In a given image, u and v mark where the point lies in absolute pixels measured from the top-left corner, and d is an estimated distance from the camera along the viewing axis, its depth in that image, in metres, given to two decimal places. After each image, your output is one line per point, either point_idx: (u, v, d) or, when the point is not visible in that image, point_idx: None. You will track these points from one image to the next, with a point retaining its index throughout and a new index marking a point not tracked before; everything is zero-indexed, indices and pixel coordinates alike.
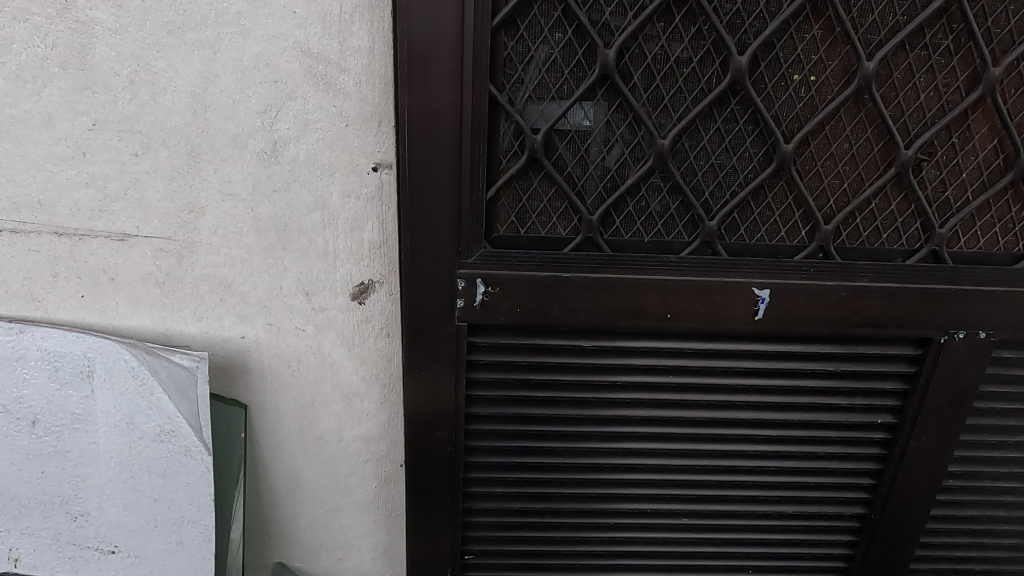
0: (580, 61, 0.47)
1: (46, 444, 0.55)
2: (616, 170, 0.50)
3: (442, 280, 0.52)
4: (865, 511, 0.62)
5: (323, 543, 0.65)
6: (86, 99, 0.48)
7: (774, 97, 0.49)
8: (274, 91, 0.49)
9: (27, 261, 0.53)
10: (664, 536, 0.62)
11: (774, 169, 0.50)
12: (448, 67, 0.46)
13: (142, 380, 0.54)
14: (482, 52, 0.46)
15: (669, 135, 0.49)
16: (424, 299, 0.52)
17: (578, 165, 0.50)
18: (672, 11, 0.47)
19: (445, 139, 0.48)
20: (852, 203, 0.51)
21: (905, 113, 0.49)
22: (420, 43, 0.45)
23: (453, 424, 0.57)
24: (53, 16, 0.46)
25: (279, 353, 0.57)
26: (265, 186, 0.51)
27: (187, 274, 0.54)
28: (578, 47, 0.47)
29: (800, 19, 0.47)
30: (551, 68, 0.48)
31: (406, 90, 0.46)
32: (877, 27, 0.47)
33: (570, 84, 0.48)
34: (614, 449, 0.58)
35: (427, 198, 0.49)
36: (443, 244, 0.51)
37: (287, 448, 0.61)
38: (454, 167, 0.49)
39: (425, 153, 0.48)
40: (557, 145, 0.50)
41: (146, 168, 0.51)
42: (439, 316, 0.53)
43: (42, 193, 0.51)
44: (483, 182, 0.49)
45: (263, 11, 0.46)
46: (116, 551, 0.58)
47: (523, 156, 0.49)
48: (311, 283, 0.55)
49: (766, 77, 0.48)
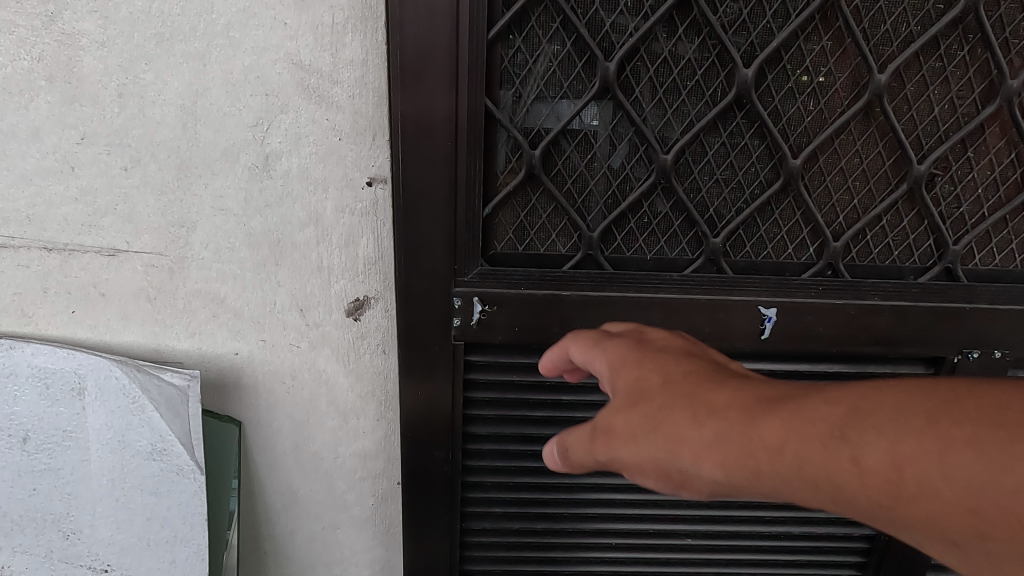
0: (580, 74, 0.46)
1: (38, 461, 0.54)
2: (617, 185, 0.49)
3: (438, 299, 0.50)
4: (873, 531, 0.60)
5: (320, 559, 0.64)
6: (72, 112, 0.47)
7: (782, 110, 0.47)
8: (265, 103, 0.47)
9: (16, 276, 0.52)
10: (666, 555, 0.61)
11: (781, 184, 0.48)
12: (442, 80, 0.44)
13: (133, 398, 0.53)
14: (478, 65, 0.44)
15: (672, 150, 0.47)
16: (420, 318, 0.51)
17: (579, 180, 0.49)
18: (675, 21, 0.45)
19: (440, 155, 0.46)
20: (863, 219, 0.49)
21: (918, 126, 0.47)
22: (414, 57, 0.43)
23: (450, 445, 0.56)
24: (38, 28, 0.45)
25: (273, 369, 0.56)
26: (257, 201, 0.50)
27: (178, 290, 0.53)
28: (578, 60, 0.46)
29: (808, 30, 0.45)
30: (550, 81, 0.46)
31: (399, 104, 0.45)
32: (890, 38, 0.45)
33: (570, 97, 0.47)
34: (616, 468, 0.57)
35: (420, 216, 0.48)
36: (438, 262, 0.49)
37: (282, 464, 0.60)
38: (449, 184, 0.47)
39: (419, 170, 0.46)
40: (556, 160, 0.48)
41: (134, 183, 0.49)
42: (437, 335, 0.51)
43: (31, 208, 0.50)
44: (480, 198, 0.48)
45: (253, 21, 0.45)
46: (109, 570, 0.57)
47: (521, 172, 0.48)
48: (305, 299, 0.53)
49: (773, 89, 0.46)
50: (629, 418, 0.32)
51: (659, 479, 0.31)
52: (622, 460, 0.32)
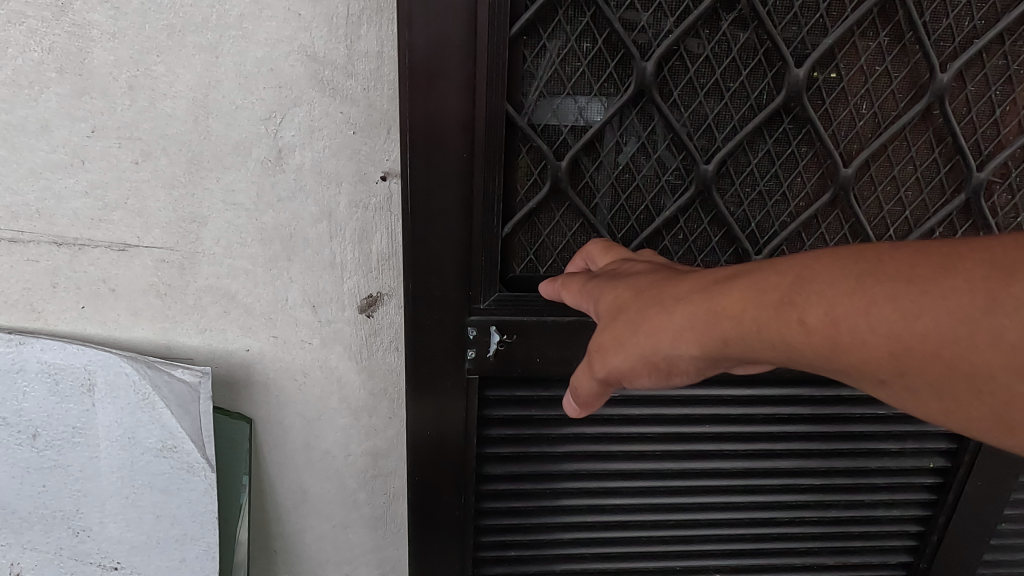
0: (611, 76, 0.45)
1: (47, 457, 0.54)
2: (651, 199, 0.49)
3: (449, 323, 0.50)
4: (911, 559, 0.62)
5: (330, 558, 0.64)
6: (82, 105, 0.46)
7: (832, 113, 0.46)
8: (279, 96, 0.46)
9: (26, 271, 0.51)
10: (680, 557, 0.60)
11: (830, 196, 0.48)
12: (454, 82, 0.43)
13: (143, 395, 0.53)
14: (497, 67, 0.43)
15: (711, 160, 0.47)
16: (429, 342, 0.50)
17: (612, 192, 0.49)
18: (717, 15, 0.44)
19: (453, 166, 0.45)
20: (914, 233, 0.49)
21: (976, 130, 0.47)
22: (424, 56, 0.42)
23: (461, 476, 0.55)
24: (48, 19, 0.44)
25: (284, 366, 0.55)
26: (269, 196, 0.49)
27: (189, 286, 0.52)
28: (609, 58, 0.45)
29: (865, 24, 0.44)
30: (578, 82, 0.45)
31: (407, 107, 0.43)
32: (952, 33, 0.44)
33: (601, 101, 0.46)
34: (632, 470, 0.56)
35: (429, 233, 0.47)
36: (450, 283, 0.48)
37: (293, 463, 0.59)
38: (461, 199, 0.46)
39: (428, 186, 0.45)
40: (586, 170, 0.48)
41: (144, 177, 0.49)
42: (450, 361, 0.51)
43: (40, 202, 0.49)
44: (494, 216, 0.47)
45: (266, 12, 0.44)
46: (119, 567, 0.56)
47: (545, 187, 0.47)
48: (317, 296, 0.53)
49: (824, 92, 0.46)
50: (622, 324, 0.36)
51: (651, 372, 0.36)
52: (614, 367, 0.37)
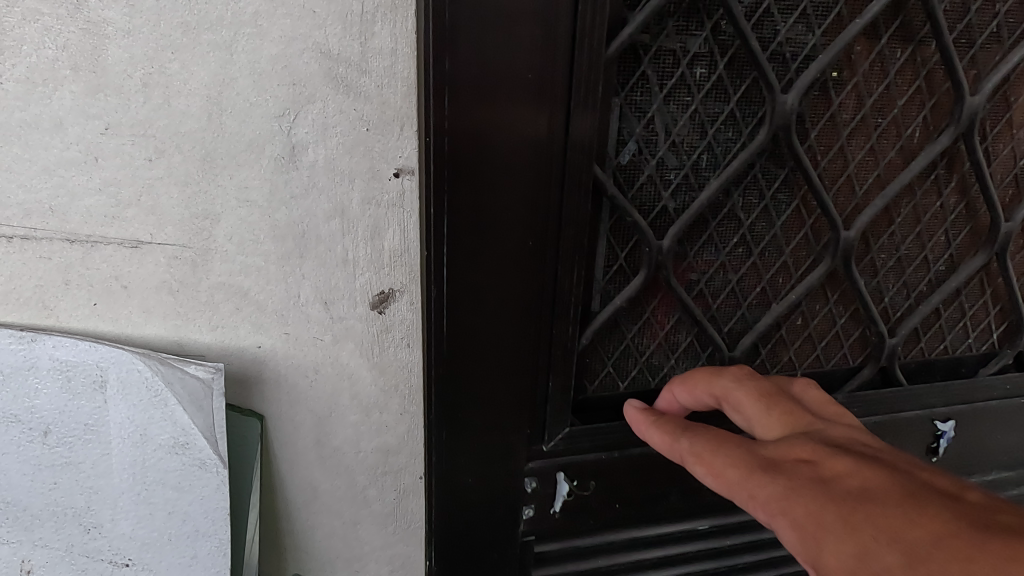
0: (713, 77, 0.54)
1: (58, 454, 0.54)
2: (729, 205, 0.59)
3: (503, 329, 0.55)
4: None
5: (339, 554, 0.64)
6: (96, 102, 0.47)
7: (901, 121, 0.60)
8: (293, 94, 0.47)
9: (37, 269, 0.51)
10: None
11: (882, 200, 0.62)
12: (522, 102, 0.47)
13: (156, 391, 0.53)
14: (580, 85, 0.48)
15: (783, 168, 0.58)
16: (485, 343, 0.55)
17: (697, 190, 0.57)
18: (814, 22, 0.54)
19: (518, 181, 0.50)
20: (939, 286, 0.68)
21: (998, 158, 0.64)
22: (479, 75, 0.46)
23: (504, 498, 0.63)
24: (64, 17, 0.44)
25: (296, 363, 0.55)
26: (283, 193, 0.50)
27: (201, 282, 0.53)
28: (712, 58, 0.53)
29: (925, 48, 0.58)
30: (680, 83, 0.53)
31: (449, 121, 0.46)
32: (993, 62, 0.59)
33: (706, 100, 0.54)
34: None
35: (489, 245, 0.51)
36: (509, 291, 0.54)
37: (303, 460, 0.59)
38: (523, 214, 0.51)
39: (492, 201, 0.50)
40: (673, 167, 0.56)
41: (158, 174, 0.49)
42: (504, 362, 0.56)
43: (54, 199, 0.49)
44: (549, 231, 0.53)
45: (281, 10, 0.44)
46: (130, 564, 0.57)
47: (607, 203, 0.55)
48: (330, 293, 0.53)
49: (889, 108, 0.59)
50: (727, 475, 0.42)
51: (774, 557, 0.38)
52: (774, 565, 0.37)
